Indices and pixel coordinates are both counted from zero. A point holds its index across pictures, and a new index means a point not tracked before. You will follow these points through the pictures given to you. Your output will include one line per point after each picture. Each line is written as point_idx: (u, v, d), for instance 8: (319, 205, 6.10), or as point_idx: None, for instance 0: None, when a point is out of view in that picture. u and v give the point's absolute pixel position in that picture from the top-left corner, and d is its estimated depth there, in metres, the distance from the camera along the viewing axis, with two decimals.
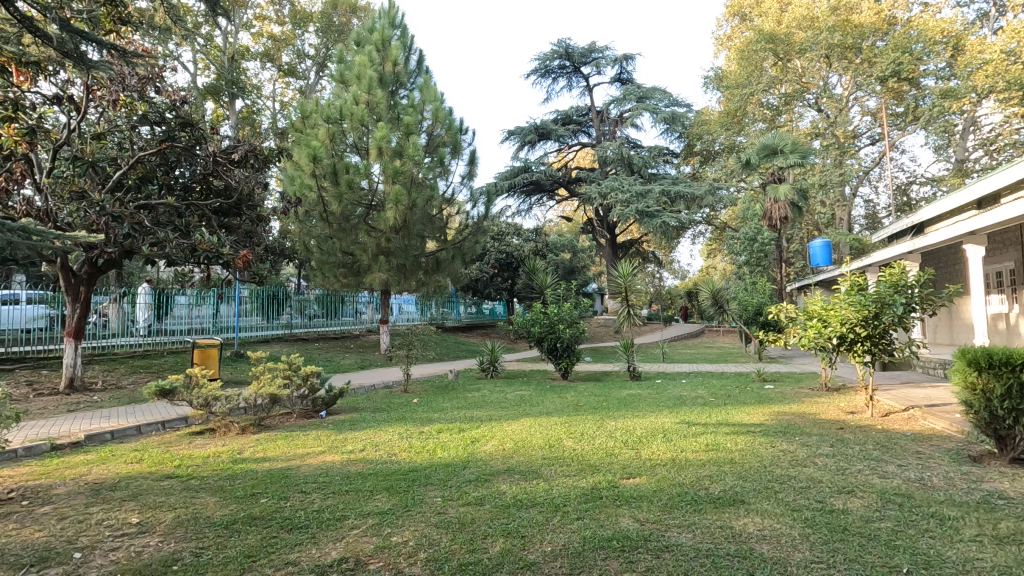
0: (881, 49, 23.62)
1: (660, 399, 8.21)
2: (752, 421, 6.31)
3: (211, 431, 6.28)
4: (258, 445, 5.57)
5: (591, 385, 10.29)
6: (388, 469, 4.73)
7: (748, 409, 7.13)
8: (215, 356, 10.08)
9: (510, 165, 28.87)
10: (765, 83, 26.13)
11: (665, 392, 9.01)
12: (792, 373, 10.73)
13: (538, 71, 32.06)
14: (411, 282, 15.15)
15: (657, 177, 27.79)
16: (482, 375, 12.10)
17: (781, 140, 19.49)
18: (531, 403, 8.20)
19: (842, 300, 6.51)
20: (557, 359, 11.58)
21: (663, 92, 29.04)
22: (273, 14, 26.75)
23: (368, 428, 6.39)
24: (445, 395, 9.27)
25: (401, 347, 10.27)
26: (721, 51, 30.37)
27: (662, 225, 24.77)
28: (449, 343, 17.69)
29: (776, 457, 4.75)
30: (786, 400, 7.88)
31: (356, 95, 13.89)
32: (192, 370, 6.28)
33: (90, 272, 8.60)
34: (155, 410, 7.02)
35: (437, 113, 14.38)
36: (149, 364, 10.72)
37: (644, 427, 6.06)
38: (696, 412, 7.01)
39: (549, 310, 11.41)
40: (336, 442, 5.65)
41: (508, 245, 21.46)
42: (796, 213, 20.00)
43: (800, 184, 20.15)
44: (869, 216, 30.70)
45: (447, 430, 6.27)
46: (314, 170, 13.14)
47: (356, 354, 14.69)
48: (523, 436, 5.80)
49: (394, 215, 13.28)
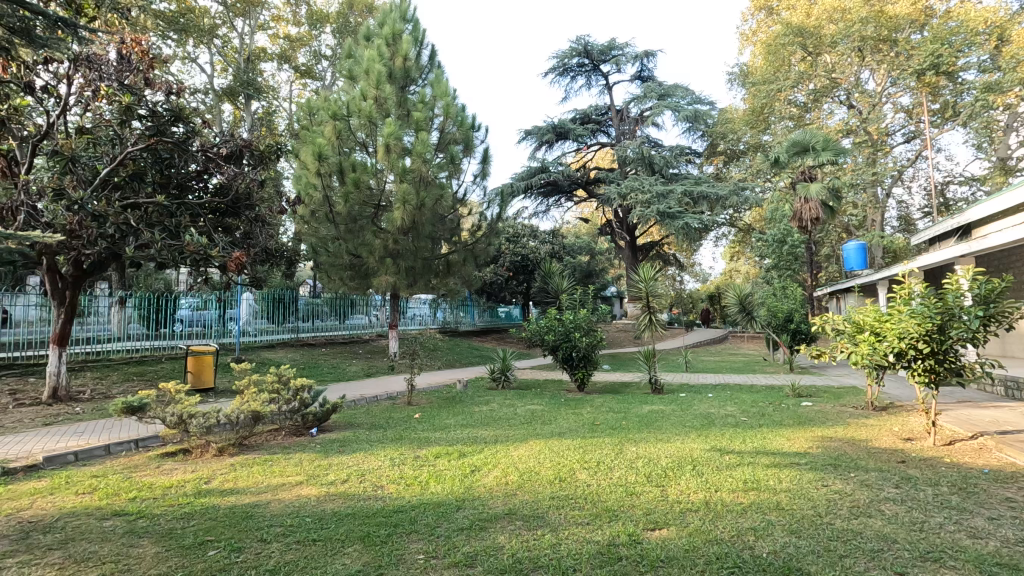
0: (918, 42, 22.37)
1: (686, 418, 7.45)
2: (794, 449, 5.52)
3: (186, 453, 5.66)
4: (231, 473, 4.92)
5: (609, 398, 9.53)
6: (371, 508, 4.04)
7: (786, 433, 6.33)
8: (209, 364, 9.51)
9: (527, 166, 28.21)
10: (793, 79, 25.09)
11: (691, 408, 8.24)
12: (831, 388, 9.81)
13: (556, 69, 31.51)
14: (421, 285, 14.53)
15: (679, 177, 26.86)
16: (493, 385, 11.38)
17: (815, 138, 18.61)
18: (543, 420, 7.47)
19: (899, 312, 5.61)
20: (573, 369, 10.83)
21: (685, 89, 28.13)
22: (290, 15, 26.53)
23: (358, 450, 5.73)
24: (451, 408, 8.59)
25: (404, 356, 9.61)
26: (746, 46, 29.28)
27: (684, 226, 23.87)
28: (461, 348, 17.05)
29: (832, 503, 3.97)
30: (828, 421, 7.04)
31: (364, 90, 13.32)
32: (164, 385, 5.66)
33: (76, 275, 8.15)
34: (130, 426, 6.45)
35: (448, 109, 13.76)
36: (144, 371, 10.25)
37: (669, 456, 5.32)
38: (727, 435, 6.23)
39: (564, 317, 10.69)
40: (317, 470, 4.98)
41: (524, 247, 20.74)
42: (829, 214, 18.92)
43: (832, 183, 19.10)
44: (902, 219, 29.33)
45: (446, 454, 5.57)
46: (319, 168, 12.59)
47: (363, 361, 14.10)
48: (531, 465, 5.10)
49: (402, 216, 12.65)
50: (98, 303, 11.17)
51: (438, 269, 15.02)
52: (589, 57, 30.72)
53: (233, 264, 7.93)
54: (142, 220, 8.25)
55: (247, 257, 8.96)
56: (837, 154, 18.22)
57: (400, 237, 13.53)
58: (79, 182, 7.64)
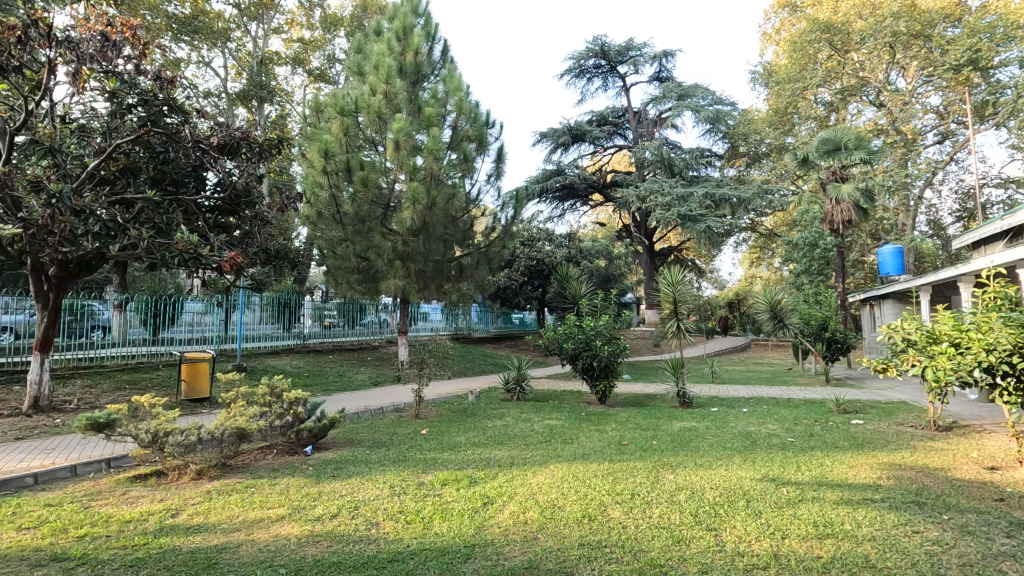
0: (953, 37, 21.34)
1: (725, 437, 6.65)
2: (861, 481, 4.72)
3: (161, 477, 5.00)
4: (204, 505, 4.22)
5: (634, 412, 8.75)
6: (362, 555, 3.32)
7: (845, 459, 5.51)
8: (205, 373, 8.88)
9: (543, 168, 27.51)
10: (820, 77, 24.17)
11: (728, 426, 7.44)
12: (880, 404, 8.92)
13: (571, 71, 30.95)
14: (432, 289, 13.89)
15: (699, 180, 26.02)
16: (507, 397, 10.66)
17: (847, 136, 17.29)
18: (564, 439, 6.71)
19: (990, 321, 4.83)
20: (593, 380, 10.06)
21: (705, 90, 27.32)
22: (304, 18, 26.25)
23: (355, 475, 5.04)
24: (462, 422, 7.88)
25: (412, 365, 8.91)
26: (768, 46, 28.45)
27: (707, 230, 22.98)
28: (474, 356, 16.34)
29: (935, 558, 3.17)
30: (890, 444, 6.20)
31: (373, 85, 12.72)
32: (136, 398, 5.00)
33: (60, 275, 7.57)
34: (105, 444, 5.83)
35: (461, 104, 13.12)
36: (138, 379, 9.67)
37: (715, 487, 4.56)
38: (777, 461, 5.44)
39: (584, 323, 9.95)
40: (304, 501, 4.29)
41: (539, 251, 20.00)
42: (862, 216, 17.98)
43: (865, 184, 18.15)
44: (932, 224, 28.16)
45: (455, 481, 4.86)
46: (326, 166, 11.97)
47: (371, 369, 13.44)
48: (554, 497, 4.34)
49: (412, 216, 11.97)
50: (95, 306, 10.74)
51: (450, 272, 14.37)
52: (606, 58, 30.08)
53: (228, 265, 7.31)
54: (134, 217, 7.67)
55: (243, 257, 8.33)
56: (869, 154, 17.07)
57: (410, 239, 12.87)
58: (62, 174, 7.07)
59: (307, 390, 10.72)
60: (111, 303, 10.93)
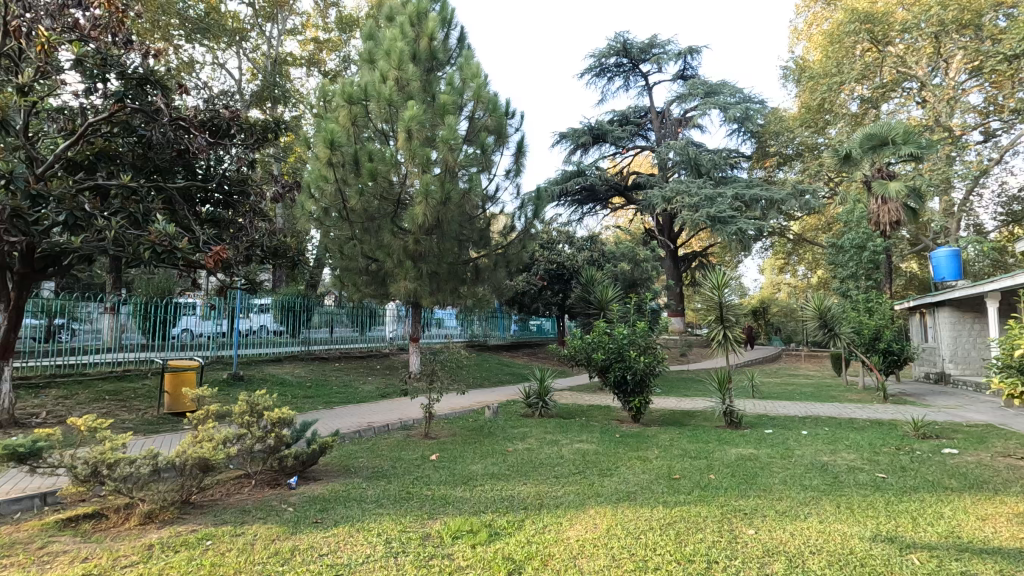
0: (1009, 24, 19.76)
1: (800, 472, 5.47)
2: (1016, 546, 3.51)
3: (97, 523, 3.97)
4: (134, 570, 3.14)
5: (677, 435, 7.59)
6: None
7: (974, 509, 4.28)
8: (189, 383, 7.93)
9: (562, 169, 26.38)
10: (859, 71, 22.70)
11: (795, 455, 6.25)
12: (967, 429, 7.65)
13: (592, 69, 29.92)
14: (445, 293, 12.86)
15: (728, 181, 24.76)
16: (528, 413, 9.55)
17: (894, 130, 15.81)
18: (602, 470, 5.58)
19: None
20: (626, 396, 8.90)
21: (733, 87, 26.08)
22: (320, 19, 25.57)
23: (344, 521, 3.98)
24: (479, 445, 6.79)
25: (421, 377, 7.85)
26: (800, 42, 27.21)
27: (737, 233, 21.71)
28: (490, 366, 15.29)
29: None
30: (1015, 486, 4.94)
31: (384, 71, 11.74)
32: (71, 422, 3.99)
33: (23, 271, 6.68)
34: (34, 477, 4.80)
35: (479, 92, 12.11)
36: (120, 389, 8.74)
37: (821, 555, 3.37)
38: (883, 511, 4.23)
39: (615, 331, 8.83)
40: (268, 567, 3.20)
41: (559, 254, 18.90)
42: (912, 217, 16.60)
43: (916, 182, 16.76)
44: (976, 229, 26.55)
45: (470, 533, 3.76)
46: (332, 157, 11.01)
47: (379, 379, 12.44)
48: (604, 567, 3.19)
49: (425, 212, 10.93)
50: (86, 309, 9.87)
51: (465, 275, 13.37)
52: (628, 56, 29.05)
53: (213, 260, 6.40)
54: (106, 206, 6.73)
55: (232, 254, 7.39)
56: (920, 150, 15.65)
57: (422, 238, 11.84)
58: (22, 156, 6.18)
59: (309, 403, 9.74)
60: (105, 305, 10.06)
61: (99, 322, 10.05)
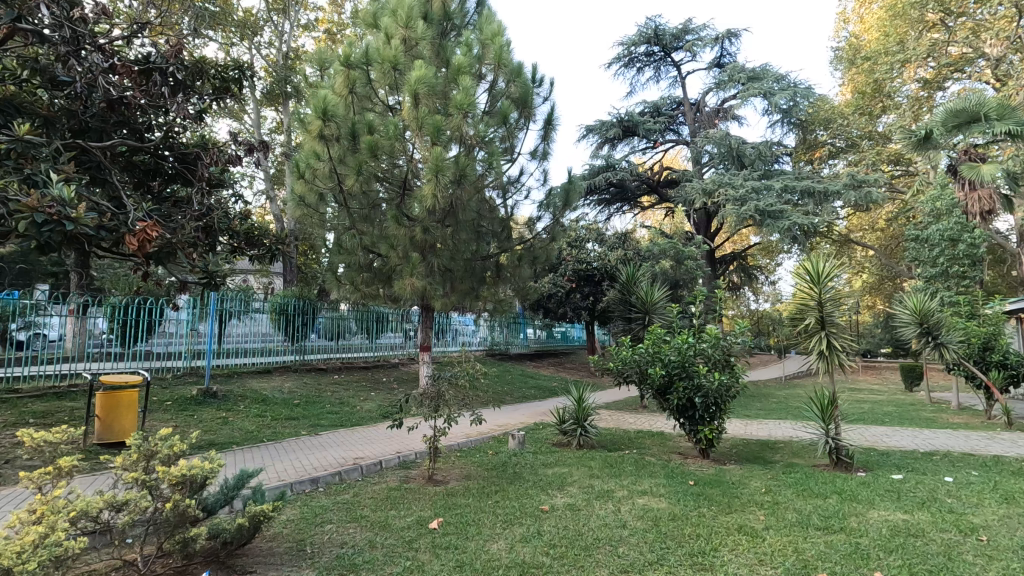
0: None
1: (1018, 569, 3.39)
2: None
3: None
4: None
5: (775, 482, 5.53)
6: None
7: None
8: (127, 406, 6.19)
9: (590, 165, 24.37)
10: (927, 46, 20.19)
11: (983, 530, 4.09)
12: None
13: (621, 59, 28.00)
14: (459, 294, 10.97)
15: (774, 173, 22.45)
16: (563, 443, 7.57)
17: (987, 104, 13.37)
18: (701, 562, 3.49)
19: None
20: (693, 423, 6.83)
21: (778, 71, 23.76)
22: (335, 15, 24.13)
23: None
24: (505, 499, 4.82)
25: (425, 401, 5.92)
26: (849, 24, 24.90)
27: (789, 229, 19.47)
28: (512, 379, 13.34)
29: None
30: None
31: (388, 29, 9.86)
32: None
33: None
34: None
35: (500, 54, 10.24)
36: (51, 411, 7.01)
37: None
38: None
39: (677, 339, 6.78)
40: None
41: (590, 254, 16.94)
42: (1007, 206, 14.16)
43: (1010, 166, 14.34)
44: None
45: None
46: (324, 131, 9.23)
47: (384, 396, 10.56)
48: None
49: (435, 194, 8.96)
50: (47, 314, 8.35)
51: (484, 273, 11.49)
52: (659, 44, 27.04)
53: (138, 241, 4.59)
54: None
55: (176, 234, 5.55)
56: (1021, 126, 13.24)
57: (433, 227, 9.90)
58: None
59: (290, 426, 7.86)
60: (68, 308, 8.57)
61: (59, 326, 8.50)
